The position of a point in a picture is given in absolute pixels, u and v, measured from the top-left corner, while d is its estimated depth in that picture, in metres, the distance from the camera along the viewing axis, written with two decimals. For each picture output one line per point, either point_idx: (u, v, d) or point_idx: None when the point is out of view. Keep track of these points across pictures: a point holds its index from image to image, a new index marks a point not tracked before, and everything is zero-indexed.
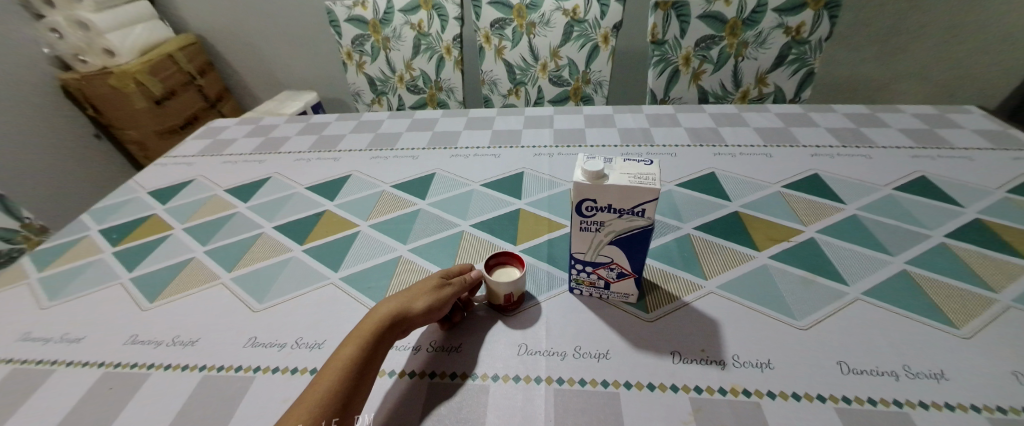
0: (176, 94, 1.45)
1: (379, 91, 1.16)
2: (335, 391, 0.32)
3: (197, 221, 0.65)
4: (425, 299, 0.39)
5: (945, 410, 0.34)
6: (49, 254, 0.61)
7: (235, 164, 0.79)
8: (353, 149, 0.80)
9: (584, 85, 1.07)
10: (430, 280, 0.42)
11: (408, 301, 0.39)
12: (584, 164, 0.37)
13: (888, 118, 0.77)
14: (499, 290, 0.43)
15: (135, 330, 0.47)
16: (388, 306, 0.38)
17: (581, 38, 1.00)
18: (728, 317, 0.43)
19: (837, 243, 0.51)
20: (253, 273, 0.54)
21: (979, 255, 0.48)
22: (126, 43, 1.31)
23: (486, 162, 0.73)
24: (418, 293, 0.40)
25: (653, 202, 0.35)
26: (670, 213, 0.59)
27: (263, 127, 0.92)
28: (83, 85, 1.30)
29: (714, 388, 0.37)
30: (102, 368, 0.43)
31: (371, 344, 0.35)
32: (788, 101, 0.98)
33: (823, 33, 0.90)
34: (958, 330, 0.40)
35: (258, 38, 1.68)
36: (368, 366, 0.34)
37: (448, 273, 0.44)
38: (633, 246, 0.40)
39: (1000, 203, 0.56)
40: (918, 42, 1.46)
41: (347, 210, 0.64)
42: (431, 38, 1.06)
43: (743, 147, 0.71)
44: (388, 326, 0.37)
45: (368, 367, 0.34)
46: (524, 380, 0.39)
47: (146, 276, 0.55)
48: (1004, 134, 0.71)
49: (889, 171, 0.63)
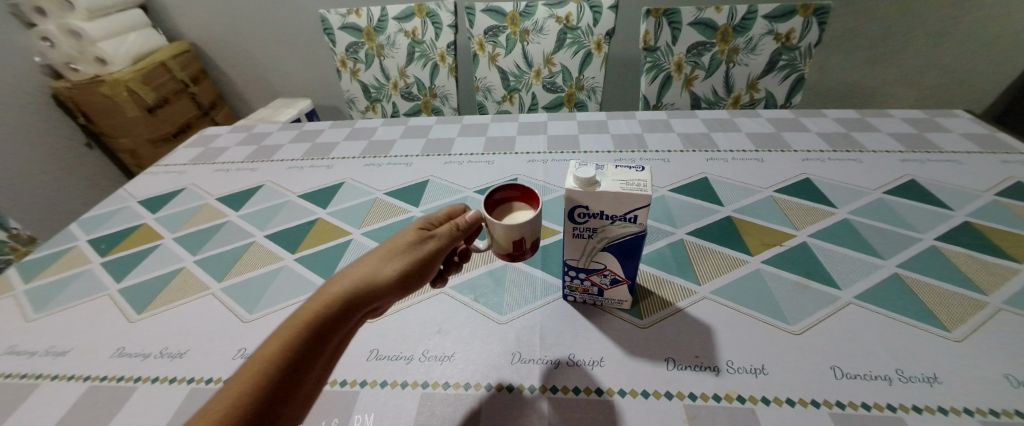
0: (169, 102, 1.44)
1: (373, 98, 1.15)
2: (275, 372, 0.24)
3: (188, 230, 0.64)
4: (402, 261, 0.32)
5: (939, 414, 0.34)
6: (35, 265, 0.60)
7: (227, 172, 0.78)
8: (347, 157, 0.80)
9: (578, 91, 1.07)
10: (411, 237, 0.34)
11: (383, 263, 0.31)
12: (576, 170, 0.37)
13: (877, 123, 0.78)
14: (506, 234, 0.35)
15: (123, 342, 0.46)
16: (359, 270, 0.30)
17: (574, 45, 1.01)
18: (722, 323, 0.43)
19: (829, 247, 0.52)
20: (244, 283, 0.53)
21: (969, 258, 0.48)
22: (119, 52, 1.31)
23: (481, 168, 0.73)
24: (395, 252, 0.32)
25: (645, 208, 0.35)
26: (664, 218, 0.59)
27: (256, 134, 0.91)
28: (74, 94, 1.29)
29: (709, 394, 0.37)
30: (88, 382, 0.42)
31: (328, 316, 0.27)
32: (780, 106, 0.99)
33: (812, 39, 0.91)
34: (951, 333, 0.40)
35: (253, 46, 1.68)
36: (321, 343, 0.26)
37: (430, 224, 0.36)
38: (626, 251, 0.40)
39: (989, 206, 0.57)
40: (906, 47, 1.48)
41: (340, 218, 0.64)
42: (425, 45, 1.07)
43: (735, 152, 0.72)
44: (356, 293, 0.29)
45: (320, 344, 0.26)
46: (518, 389, 0.38)
47: (134, 287, 0.54)
48: (992, 137, 0.71)
49: (879, 175, 0.64)
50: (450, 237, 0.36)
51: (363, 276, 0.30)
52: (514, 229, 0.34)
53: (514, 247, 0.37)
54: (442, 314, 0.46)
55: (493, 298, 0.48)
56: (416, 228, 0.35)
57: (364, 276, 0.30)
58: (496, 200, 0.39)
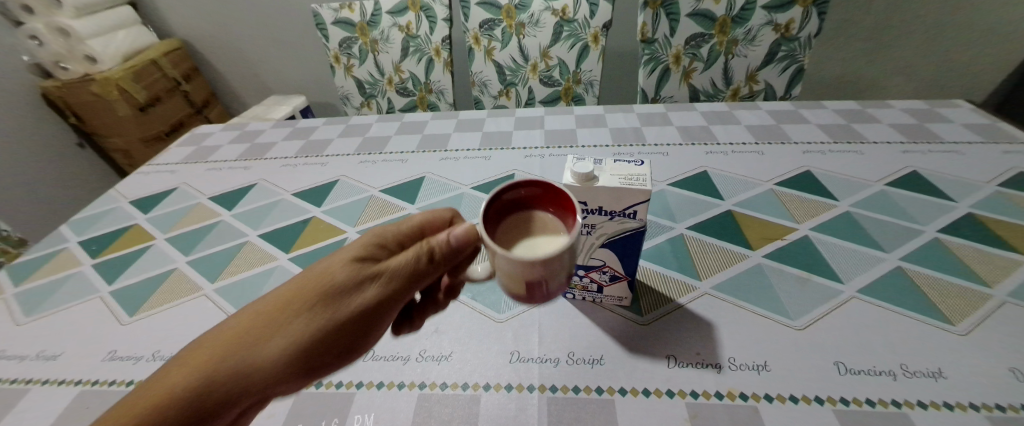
0: (161, 100, 1.42)
1: (367, 94, 1.14)
2: None
3: (180, 231, 0.63)
4: (286, 332, 0.27)
5: (944, 410, 0.33)
6: (26, 267, 0.59)
7: (220, 171, 0.77)
8: (341, 154, 0.79)
9: (575, 85, 1.06)
10: (313, 290, 0.28)
11: (265, 331, 0.27)
12: (573, 165, 0.36)
13: (878, 113, 0.77)
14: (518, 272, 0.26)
15: (115, 346, 0.45)
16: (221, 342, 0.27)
17: (571, 38, 1.00)
18: (723, 319, 0.42)
19: (831, 241, 0.51)
20: (237, 284, 0.52)
21: (973, 250, 0.48)
22: (108, 50, 1.29)
23: (477, 164, 0.72)
24: (282, 315, 0.27)
25: (645, 203, 0.34)
26: (663, 213, 0.59)
27: (249, 132, 0.90)
28: (65, 93, 1.28)
29: (710, 392, 0.36)
30: (79, 386, 0.41)
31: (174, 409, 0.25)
32: (779, 98, 0.98)
33: (812, 30, 0.90)
34: (954, 326, 0.39)
35: (246, 43, 1.66)
36: None
37: (364, 260, 0.30)
38: (626, 248, 0.39)
39: (991, 197, 0.56)
40: (906, 37, 1.47)
41: (335, 216, 0.63)
42: (419, 39, 1.05)
43: (735, 145, 0.71)
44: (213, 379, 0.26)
45: None
46: (517, 388, 0.38)
47: (127, 289, 0.53)
48: (993, 127, 0.71)
49: (880, 167, 0.63)
50: (389, 284, 0.29)
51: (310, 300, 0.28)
52: (530, 266, 0.25)
53: (529, 289, 0.27)
54: (439, 314, 0.46)
55: (491, 296, 0.48)
56: (371, 243, 0.30)
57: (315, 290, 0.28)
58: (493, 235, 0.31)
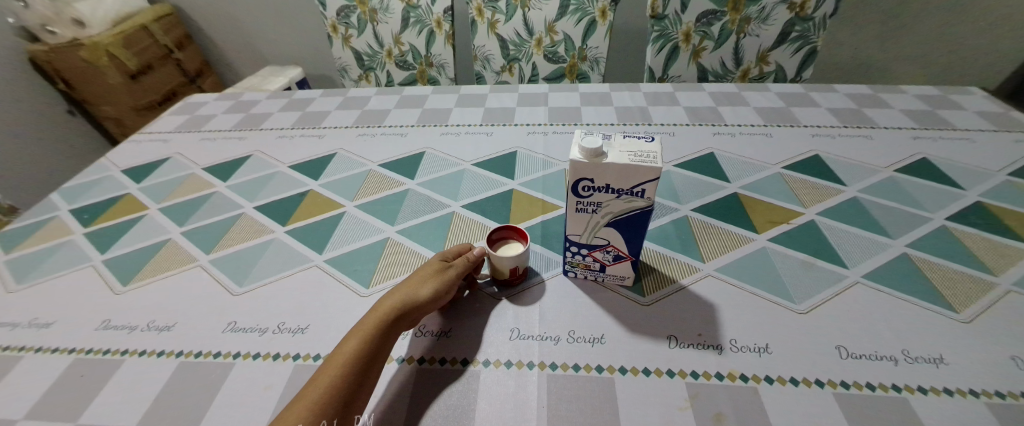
0: (153, 68, 1.38)
1: (366, 66, 1.12)
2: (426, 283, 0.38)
3: (174, 201, 0.62)
4: (431, 285, 0.38)
5: (944, 396, 0.33)
6: (17, 234, 0.57)
7: (215, 141, 0.75)
8: (339, 126, 0.77)
9: (580, 62, 1.03)
10: (431, 264, 0.40)
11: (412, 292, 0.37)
12: (581, 140, 0.34)
13: (890, 99, 0.75)
14: (504, 264, 0.42)
15: (107, 315, 0.44)
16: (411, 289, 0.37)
17: (578, 12, 0.96)
18: (726, 301, 0.42)
19: (837, 226, 0.50)
20: (233, 256, 0.51)
21: (980, 239, 0.47)
22: (97, 14, 1.23)
23: (479, 140, 0.71)
24: (422, 278, 0.38)
25: (655, 181, 0.33)
26: (669, 194, 0.58)
27: (245, 102, 0.88)
28: (51, 57, 1.22)
29: (711, 373, 0.36)
30: (72, 355, 0.40)
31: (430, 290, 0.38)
32: (789, 80, 0.96)
33: (829, 9, 0.86)
34: (958, 314, 0.39)
35: (241, 12, 1.61)
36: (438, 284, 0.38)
37: (447, 255, 0.42)
38: (631, 227, 0.38)
39: (1001, 185, 0.55)
40: (924, 22, 1.41)
41: (333, 190, 0.61)
42: (420, 10, 1.01)
43: (743, 127, 0.69)
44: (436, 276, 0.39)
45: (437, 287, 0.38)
46: (516, 365, 0.37)
47: (119, 258, 0.52)
48: (1007, 115, 0.69)
49: (890, 153, 0.62)
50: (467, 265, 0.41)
51: (403, 296, 0.36)
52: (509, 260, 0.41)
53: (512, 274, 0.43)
54: None
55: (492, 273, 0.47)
56: (438, 260, 0.41)
57: (403, 298, 0.36)
58: (494, 235, 0.45)
